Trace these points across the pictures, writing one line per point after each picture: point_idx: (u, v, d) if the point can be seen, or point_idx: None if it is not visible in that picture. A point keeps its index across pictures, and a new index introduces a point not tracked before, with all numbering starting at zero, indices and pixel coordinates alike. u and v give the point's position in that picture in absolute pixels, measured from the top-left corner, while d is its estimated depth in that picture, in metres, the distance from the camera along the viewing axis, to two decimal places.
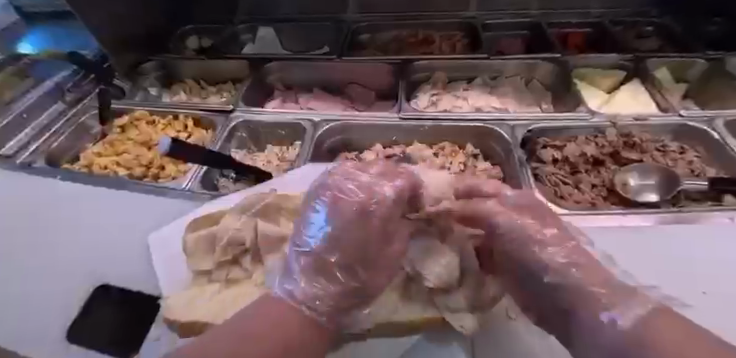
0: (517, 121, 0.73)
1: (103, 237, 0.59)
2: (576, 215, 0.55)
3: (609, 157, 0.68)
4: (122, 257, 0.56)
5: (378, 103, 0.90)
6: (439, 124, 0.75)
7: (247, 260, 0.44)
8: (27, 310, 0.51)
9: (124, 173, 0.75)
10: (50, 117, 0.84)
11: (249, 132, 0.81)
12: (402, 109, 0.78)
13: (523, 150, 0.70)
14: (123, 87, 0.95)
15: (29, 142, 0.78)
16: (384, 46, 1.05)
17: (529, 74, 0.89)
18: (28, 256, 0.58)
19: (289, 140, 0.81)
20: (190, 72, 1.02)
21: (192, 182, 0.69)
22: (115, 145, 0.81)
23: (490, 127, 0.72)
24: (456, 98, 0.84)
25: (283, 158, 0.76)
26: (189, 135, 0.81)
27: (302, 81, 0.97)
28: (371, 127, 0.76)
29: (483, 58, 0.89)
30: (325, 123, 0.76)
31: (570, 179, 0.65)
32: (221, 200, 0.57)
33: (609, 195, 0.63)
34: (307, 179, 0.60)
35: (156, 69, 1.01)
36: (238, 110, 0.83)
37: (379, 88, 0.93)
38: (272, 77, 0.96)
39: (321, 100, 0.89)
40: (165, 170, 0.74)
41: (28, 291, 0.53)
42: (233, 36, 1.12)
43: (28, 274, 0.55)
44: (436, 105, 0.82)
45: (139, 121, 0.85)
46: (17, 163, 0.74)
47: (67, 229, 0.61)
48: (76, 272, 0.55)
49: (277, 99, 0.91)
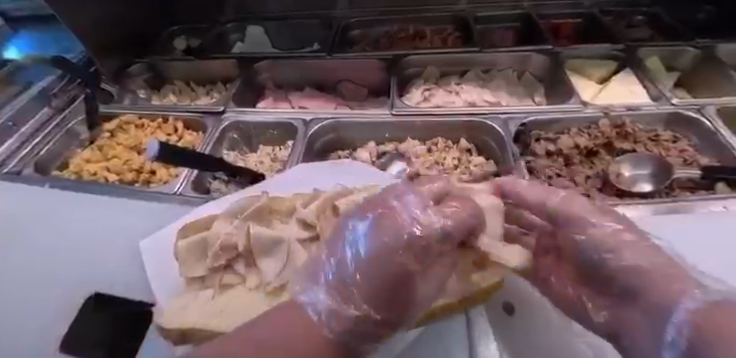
0: (510, 114, 0.73)
1: (90, 246, 0.58)
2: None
3: (603, 148, 0.68)
4: (113, 262, 0.56)
5: (371, 100, 0.89)
6: (432, 120, 0.74)
7: (239, 264, 0.43)
8: (19, 321, 0.50)
9: (114, 178, 0.74)
10: (36, 125, 0.83)
11: (241, 134, 0.80)
12: (394, 105, 0.77)
13: (517, 143, 0.69)
14: (111, 90, 0.94)
15: (16, 151, 0.78)
16: (376, 41, 1.04)
17: (521, 67, 0.88)
18: (15, 267, 0.57)
19: (280, 140, 0.80)
20: (179, 74, 1.01)
21: (184, 186, 0.68)
22: (105, 150, 0.80)
23: (483, 121, 0.71)
24: (448, 93, 0.83)
25: (275, 158, 0.75)
26: (179, 138, 0.80)
27: (292, 79, 0.95)
28: (364, 124, 0.75)
29: (475, 51, 0.89)
30: (317, 121, 0.75)
31: (565, 172, 0.64)
32: (210, 207, 0.56)
33: (604, 186, 0.62)
34: (363, 173, 0.60)
35: (144, 71, 1.00)
36: (229, 111, 0.81)
37: (372, 85, 0.92)
38: (262, 76, 0.95)
39: (313, 98, 0.89)
40: (157, 174, 0.73)
41: (19, 302, 0.52)
42: (222, 35, 1.10)
43: (19, 285, 0.54)
44: (429, 100, 0.81)
45: (128, 124, 0.84)
46: (5, 172, 0.73)
47: (56, 236, 0.60)
48: (67, 281, 0.54)
49: (269, 98, 0.90)
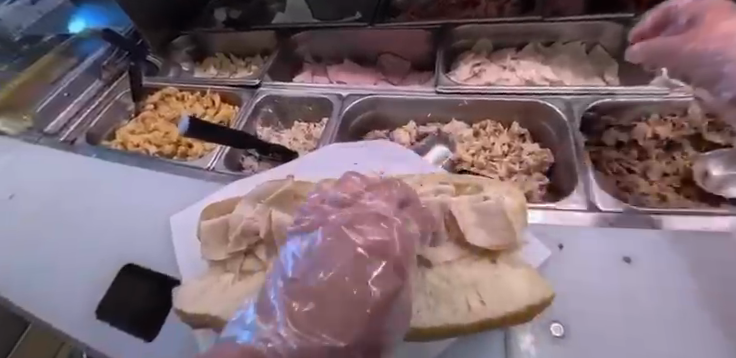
0: (575, 94, 0.61)
1: (126, 218, 0.59)
2: (652, 210, 0.45)
3: (689, 140, 0.57)
4: (144, 236, 0.56)
5: (413, 76, 0.82)
6: (481, 99, 0.66)
7: (261, 251, 0.40)
8: (64, 288, 0.53)
9: (154, 150, 0.75)
10: (89, 96, 0.86)
11: (276, 108, 0.77)
12: (439, 81, 0.70)
13: (586, 131, 0.60)
14: (157, 63, 0.95)
15: (70, 121, 0.81)
16: (422, 8, 0.94)
17: (592, 39, 0.76)
18: (62, 234, 0.59)
19: (315, 116, 0.76)
20: (220, 46, 0.99)
21: (218, 161, 0.68)
22: (147, 122, 0.81)
23: (543, 102, 0.62)
24: (502, 69, 0.74)
25: (309, 136, 0.72)
26: (215, 112, 0.79)
27: (331, 52, 0.90)
28: (404, 102, 0.69)
29: (536, 20, 0.77)
30: (353, 98, 0.70)
31: (636, 167, 0.56)
32: (229, 188, 0.54)
33: (683, 186, 0.53)
34: (402, 158, 0.55)
35: (187, 44, 0.99)
36: (264, 85, 0.79)
37: (416, 59, 0.85)
38: (300, 48, 0.90)
39: (352, 72, 0.83)
40: (193, 148, 0.74)
41: (65, 270, 0.55)
42: (262, 5, 1.06)
43: (64, 252, 0.57)
44: (479, 77, 0.73)
45: (169, 97, 0.85)
46: (61, 142, 0.77)
47: (97, 206, 0.62)
48: (106, 252, 0.56)
49: (306, 72, 0.86)
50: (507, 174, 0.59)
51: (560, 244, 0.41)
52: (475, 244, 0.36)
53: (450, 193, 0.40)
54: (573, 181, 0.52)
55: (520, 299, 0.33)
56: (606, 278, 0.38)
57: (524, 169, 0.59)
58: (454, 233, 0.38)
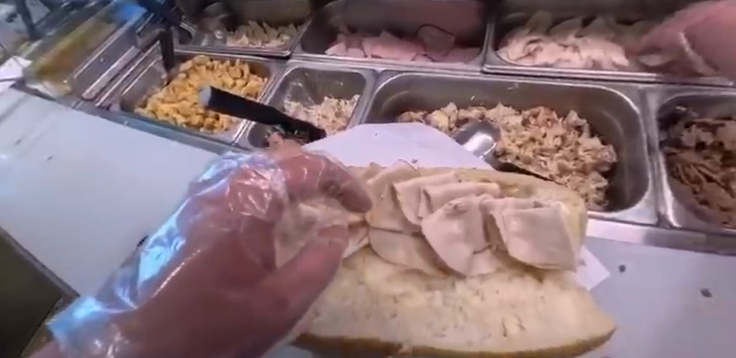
0: (648, 83, 0.53)
1: (150, 189, 0.58)
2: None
3: None
4: (166, 209, 0.55)
5: (456, 52, 0.74)
6: (534, 83, 0.58)
7: None
8: (85, 254, 0.53)
9: (182, 121, 0.74)
10: (125, 62, 0.85)
11: (305, 82, 0.72)
12: (487, 60, 0.62)
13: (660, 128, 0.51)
14: (191, 31, 0.94)
15: (106, 86, 0.81)
16: None
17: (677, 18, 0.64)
18: (88, 201, 0.59)
19: (347, 92, 0.71)
20: (254, 14, 0.95)
21: (242, 136, 0.65)
22: (178, 90, 0.80)
23: (609, 89, 0.54)
24: (561, 49, 0.65)
25: (339, 113, 0.67)
26: (245, 84, 0.76)
27: (368, 23, 0.83)
28: (444, 81, 0.62)
29: None
30: (388, 75, 0.64)
31: (718, 174, 0.46)
32: None
33: None
34: (439, 146, 0.50)
35: (221, 11, 0.96)
36: (295, 56, 0.74)
37: (462, 33, 0.77)
38: (335, 18, 0.84)
39: (389, 46, 0.77)
40: (220, 120, 0.72)
41: (87, 237, 0.54)
42: None
43: (89, 219, 0.57)
44: (533, 57, 0.65)
45: (200, 66, 0.82)
46: (96, 106, 0.77)
47: (124, 175, 0.61)
48: (129, 222, 0.55)
49: (340, 43, 0.80)
50: (557, 171, 0.52)
51: (619, 267, 0.35)
52: (516, 258, 0.32)
53: (491, 195, 0.35)
54: (641, 186, 0.44)
55: (569, 330, 0.29)
56: (678, 311, 0.31)
57: (579, 168, 0.53)
58: (493, 242, 0.33)
